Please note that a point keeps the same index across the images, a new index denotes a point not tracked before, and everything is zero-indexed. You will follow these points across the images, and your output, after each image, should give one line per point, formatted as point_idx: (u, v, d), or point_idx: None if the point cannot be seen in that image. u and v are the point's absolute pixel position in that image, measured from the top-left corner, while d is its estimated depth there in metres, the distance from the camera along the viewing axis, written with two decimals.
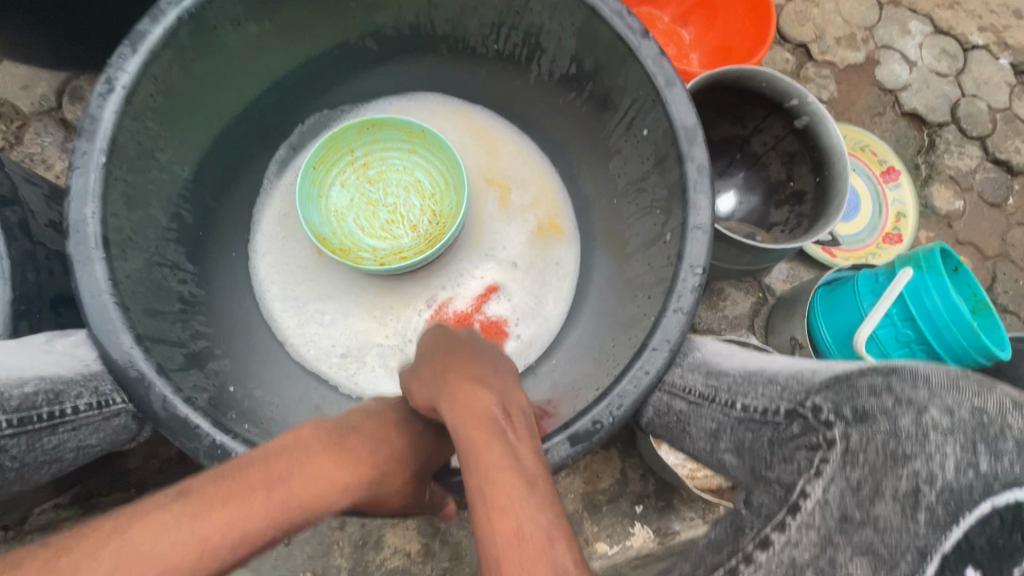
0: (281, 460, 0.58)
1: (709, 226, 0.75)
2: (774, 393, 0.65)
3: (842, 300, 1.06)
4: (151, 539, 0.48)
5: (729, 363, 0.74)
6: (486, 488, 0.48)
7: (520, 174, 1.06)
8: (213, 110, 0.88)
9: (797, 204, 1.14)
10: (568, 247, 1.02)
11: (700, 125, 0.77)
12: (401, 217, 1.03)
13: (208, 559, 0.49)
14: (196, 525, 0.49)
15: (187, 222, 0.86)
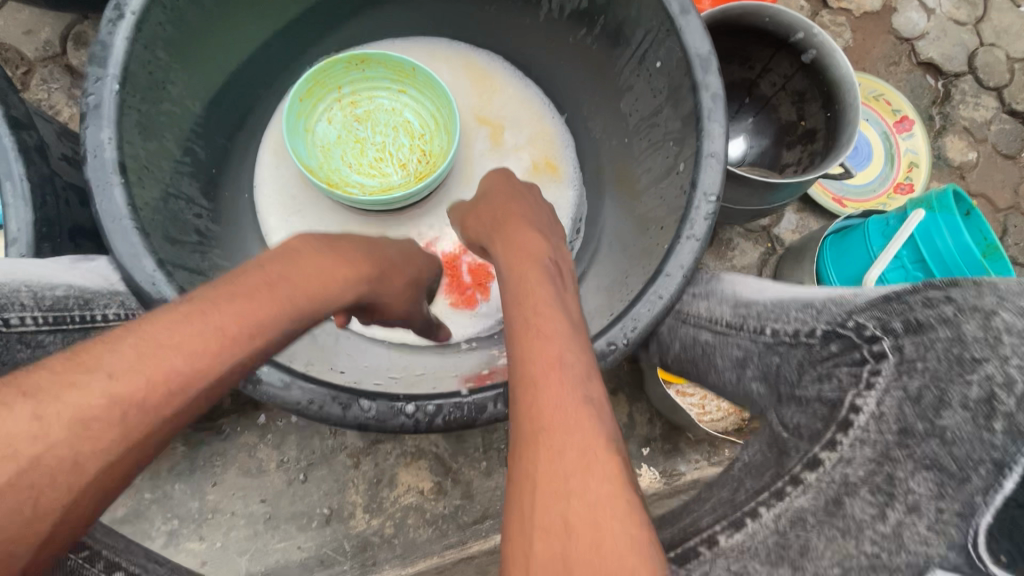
0: (275, 265, 0.62)
1: (723, 152, 0.74)
2: (809, 315, 0.66)
3: (852, 245, 1.06)
4: (147, 360, 0.50)
5: (761, 296, 0.74)
6: (542, 375, 0.58)
7: (514, 115, 1.08)
8: (222, 45, 0.86)
9: (809, 142, 1.14)
10: (564, 186, 1.06)
11: (715, 53, 0.76)
12: (390, 156, 1.05)
13: (228, 346, 0.53)
14: (198, 339, 0.52)
15: (199, 157, 0.86)
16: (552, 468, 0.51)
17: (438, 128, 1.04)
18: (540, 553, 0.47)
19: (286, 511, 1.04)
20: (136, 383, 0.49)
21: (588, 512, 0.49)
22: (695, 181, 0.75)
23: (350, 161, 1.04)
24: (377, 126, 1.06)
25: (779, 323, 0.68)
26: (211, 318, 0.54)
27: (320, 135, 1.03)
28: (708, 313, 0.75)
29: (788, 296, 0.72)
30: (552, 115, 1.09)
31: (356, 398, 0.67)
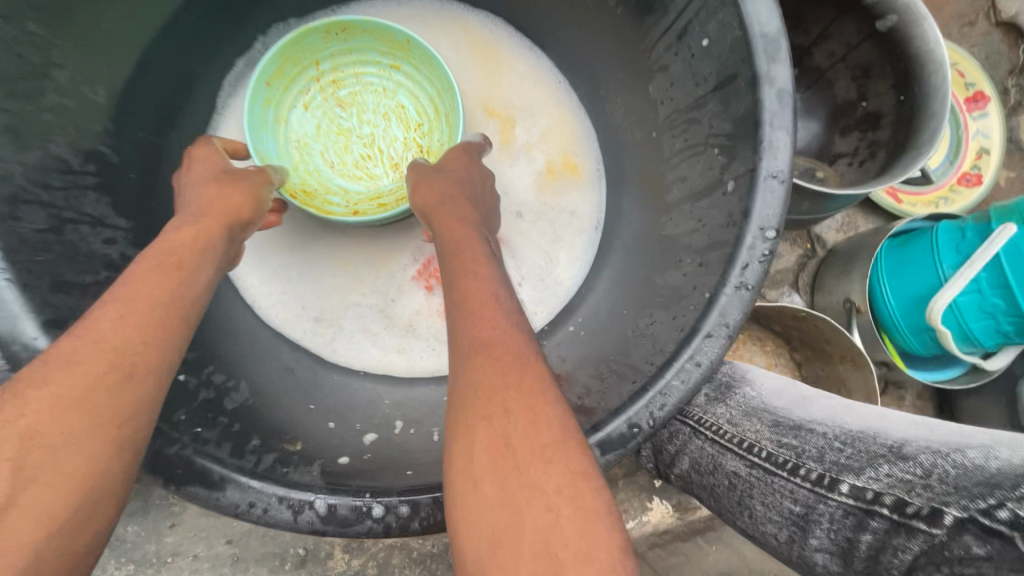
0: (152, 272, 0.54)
1: (788, 174, 0.57)
2: (848, 450, 0.46)
3: (916, 257, 0.90)
4: (108, 351, 0.47)
5: (810, 415, 0.53)
6: (535, 468, 0.43)
7: (526, 101, 0.90)
8: (132, 10, 0.66)
9: (872, 129, 0.94)
10: (587, 193, 0.87)
11: (786, 33, 0.57)
12: (380, 151, 0.85)
13: (124, 360, 0.47)
14: (128, 382, 0.46)
15: (110, 160, 0.67)
16: (486, 416, 0.47)
17: (439, 120, 0.84)
18: (488, 491, 0.43)
19: (256, 551, 0.93)
20: (101, 371, 0.45)
21: (532, 445, 0.45)
22: (746, 211, 0.58)
23: (332, 158, 0.85)
24: (365, 115, 0.87)
25: (816, 461, 0.47)
26: (153, 295, 0.52)
27: (296, 125, 0.84)
28: (711, 420, 0.56)
29: (827, 419, 0.51)
30: (572, 99, 0.90)
31: (311, 497, 0.52)
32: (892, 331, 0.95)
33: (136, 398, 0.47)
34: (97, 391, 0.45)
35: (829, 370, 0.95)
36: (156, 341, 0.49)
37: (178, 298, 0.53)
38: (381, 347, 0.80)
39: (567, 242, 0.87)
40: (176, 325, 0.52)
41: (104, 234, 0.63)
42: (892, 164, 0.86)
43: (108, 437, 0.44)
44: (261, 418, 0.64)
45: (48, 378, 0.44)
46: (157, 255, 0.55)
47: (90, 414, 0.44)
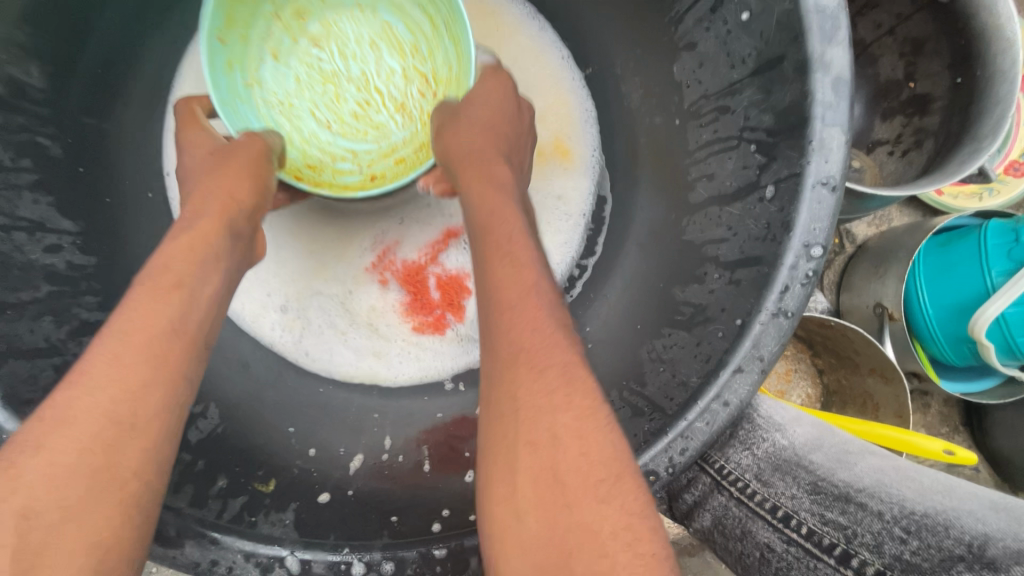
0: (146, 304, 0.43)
1: (841, 181, 0.49)
2: (913, 544, 0.40)
3: (961, 261, 0.81)
4: (102, 405, 0.39)
5: (853, 479, 0.48)
6: (582, 508, 0.35)
7: (520, 74, 0.80)
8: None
9: (920, 113, 0.84)
10: (579, 180, 0.80)
11: (847, 7, 0.47)
12: (377, 91, 0.73)
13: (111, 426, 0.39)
14: (103, 443, 0.38)
15: (51, 152, 0.58)
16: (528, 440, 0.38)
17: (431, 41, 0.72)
18: (533, 528, 0.35)
19: None
20: (97, 429, 0.38)
21: (584, 477, 0.36)
22: (788, 223, 0.50)
23: (324, 112, 0.73)
24: (350, 50, 0.73)
25: (871, 551, 0.42)
26: (149, 322, 0.43)
27: (272, 84, 0.71)
28: (736, 474, 0.53)
29: (881, 489, 0.46)
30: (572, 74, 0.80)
31: (282, 553, 0.46)
32: (927, 340, 0.87)
33: (145, 454, 0.39)
34: (98, 457, 0.37)
35: (854, 380, 0.89)
36: (164, 383, 0.42)
37: (182, 323, 0.44)
38: (356, 351, 0.71)
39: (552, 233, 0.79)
40: (184, 361, 0.43)
41: (46, 242, 0.55)
42: (939, 161, 0.77)
43: (116, 506, 0.37)
44: (229, 449, 0.57)
45: (40, 443, 0.37)
46: (145, 273, 0.46)
47: (87, 492, 0.37)
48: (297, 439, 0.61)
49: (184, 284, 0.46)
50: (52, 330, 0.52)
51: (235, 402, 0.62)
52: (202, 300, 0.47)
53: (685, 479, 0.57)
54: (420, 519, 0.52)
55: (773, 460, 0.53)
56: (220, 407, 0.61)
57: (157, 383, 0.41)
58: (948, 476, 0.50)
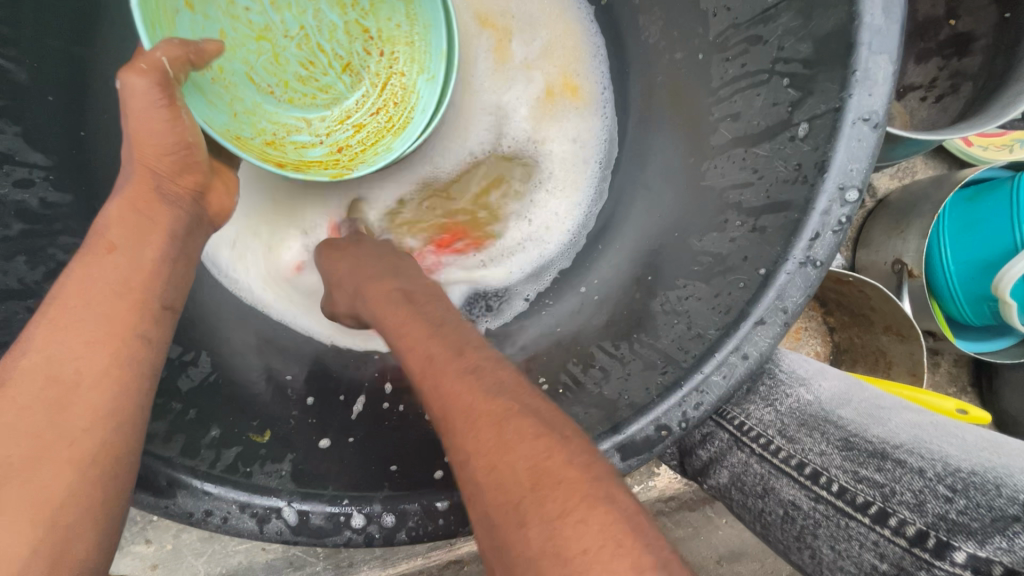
0: (109, 278, 0.42)
1: (884, 116, 0.44)
2: (960, 503, 0.38)
3: (989, 216, 0.77)
4: (42, 366, 0.38)
5: (885, 436, 0.46)
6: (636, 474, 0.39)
7: (524, 4, 0.74)
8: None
9: (958, 55, 0.77)
10: (591, 119, 0.76)
11: None
12: (322, 51, 0.64)
13: (77, 391, 0.38)
14: (66, 408, 0.37)
15: (12, 77, 0.52)
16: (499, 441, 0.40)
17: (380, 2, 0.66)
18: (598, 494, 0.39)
19: None
20: (48, 402, 0.37)
21: None
22: (823, 163, 0.46)
23: (263, 75, 0.61)
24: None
25: (911, 510, 0.40)
26: (86, 288, 0.41)
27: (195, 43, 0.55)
28: (757, 430, 0.52)
29: (921, 447, 0.44)
30: (576, 3, 0.74)
31: (279, 504, 0.45)
32: (946, 298, 0.84)
33: (93, 406, 0.38)
34: (41, 415, 0.36)
35: (867, 339, 0.86)
36: (108, 341, 0.40)
37: (128, 286, 0.43)
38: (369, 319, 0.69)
39: (567, 176, 0.76)
40: (130, 320, 0.42)
41: (14, 176, 0.51)
42: (978, 106, 0.71)
43: (63, 460, 0.35)
44: (221, 397, 0.55)
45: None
46: (87, 246, 0.44)
47: (34, 447, 0.35)
48: (293, 389, 0.59)
49: (121, 247, 0.44)
50: (26, 272, 0.49)
51: (226, 350, 0.60)
52: (148, 264, 0.45)
53: (700, 435, 0.56)
54: (420, 468, 0.50)
55: (798, 415, 0.52)
56: (211, 355, 0.58)
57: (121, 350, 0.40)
58: (990, 433, 0.49)
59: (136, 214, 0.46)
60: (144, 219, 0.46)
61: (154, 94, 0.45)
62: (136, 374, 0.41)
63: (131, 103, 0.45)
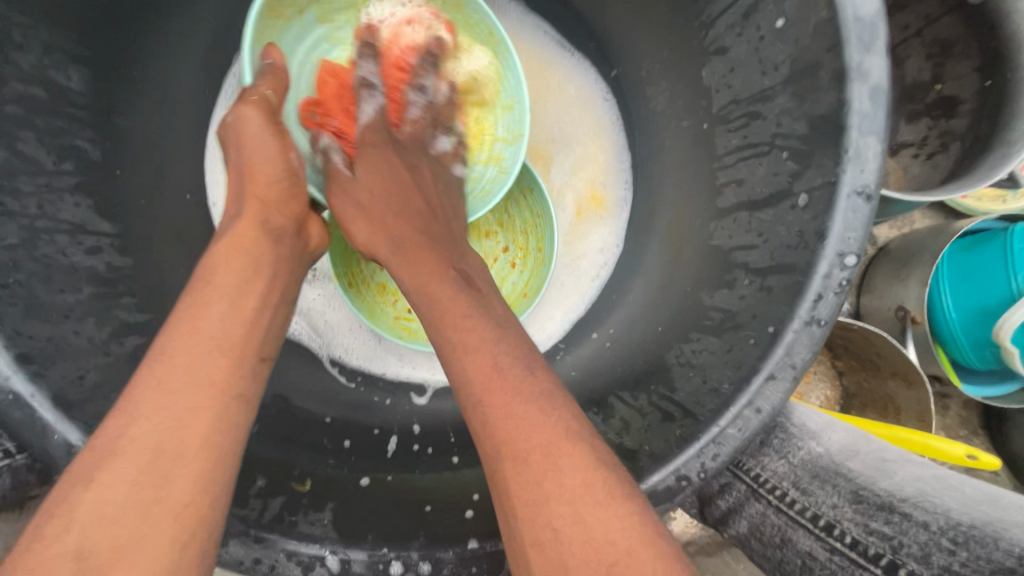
0: (192, 342, 0.44)
1: (875, 190, 0.49)
2: (962, 555, 0.42)
3: (985, 265, 0.81)
4: (150, 436, 0.39)
5: (896, 487, 0.50)
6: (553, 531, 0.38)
7: (564, 129, 0.81)
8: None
9: (945, 116, 0.83)
10: (614, 226, 0.79)
11: (885, 17, 0.48)
12: (507, 265, 0.80)
13: (170, 455, 0.38)
14: (174, 473, 0.38)
15: (89, 156, 0.57)
16: (549, 439, 0.40)
17: (508, 229, 0.80)
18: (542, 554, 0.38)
19: None
20: (144, 461, 0.38)
21: None
22: (822, 232, 0.50)
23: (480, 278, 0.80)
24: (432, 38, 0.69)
25: (920, 561, 0.44)
26: (190, 343, 0.44)
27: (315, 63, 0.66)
28: (773, 481, 0.54)
29: (924, 500, 0.48)
30: (613, 127, 0.80)
31: (323, 552, 0.48)
32: (950, 343, 0.87)
33: (194, 478, 0.38)
34: (147, 491, 0.37)
35: (876, 383, 0.89)
36: (210, 404, 0.41)
37: (226, 340, 0.45)
38: (306, 312, 0.74)
39: (575, 288, 0.79)
40: (232, 381, 0.44)
41: (86, 244, 0.55)
42: (969, 165, 0.76)
43: (163, 531, 0.36)
44: (267, 448, 0.58)
45: (92, 475, 0.37)
46: (192, 290, 0.48)
47: (144, 517, 0.36)
48: (327, 438, 0.63)
49: (213, 292, 0.48)
50: (95, 332, 0.53)
51: (266, 402, 0.63)
52: (215, 314, 0.46)
53: (718, 485, 0.58)
54: (451, 513, 0.53)
55: (810, 467, 0.54)
56: (254, 407, 0.61)
57: (203, 406, 0.41)
58: (983, 484, 0.52)
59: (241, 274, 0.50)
60: (249, 257, 0.51)
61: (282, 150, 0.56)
62: (233, 442, 0.42)
63: (246, 131, 0.55)
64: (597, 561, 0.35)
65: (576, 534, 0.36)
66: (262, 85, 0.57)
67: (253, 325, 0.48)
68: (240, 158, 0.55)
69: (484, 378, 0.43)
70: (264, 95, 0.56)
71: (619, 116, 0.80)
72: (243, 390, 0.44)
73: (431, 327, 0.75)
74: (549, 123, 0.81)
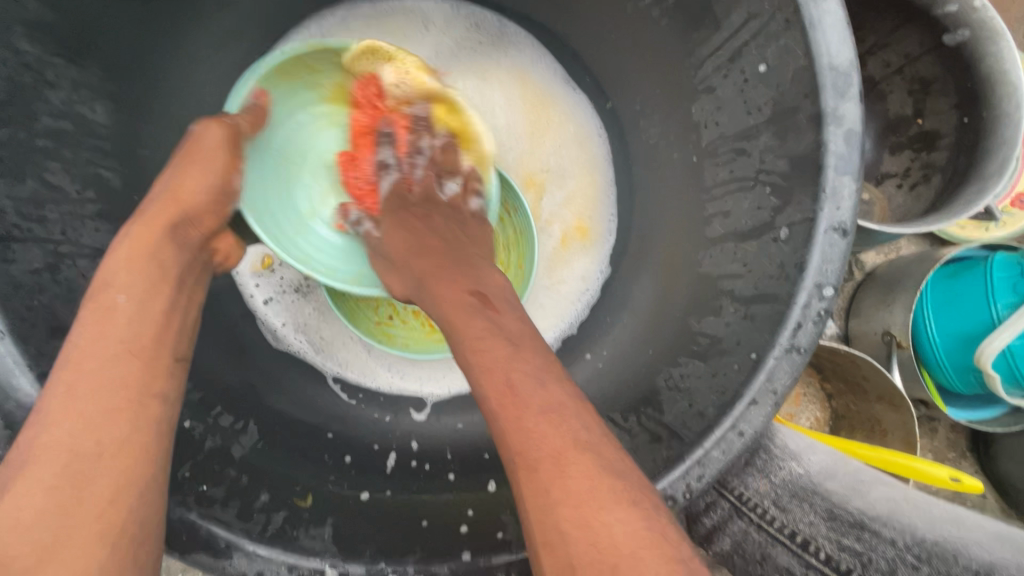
0: (96, 348, 0.46)
1: (851, 227, 0.52)
2: (924, 570, 0.45)
3: (966, 293, 0.84)
4: (65, 441, 0.41)
5: (866, 504, 0.53)
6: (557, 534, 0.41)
7: (560, 160, 0.84)
8: (123, 6, 0.59)
9: (927, 149, 0.87)
10: (596, 258, 0.83)
11: (859, 65, 0.51)
12: None
13: (85, 457, 0.42)
14: (96, 477, 0.41)
15: (109, 182, 0.61)
16: (557, 449, 0.41)
17: None
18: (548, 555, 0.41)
19: None
20: (58, 466, 0.41)
21: None
22: (800, 265, 0.53)
23: None
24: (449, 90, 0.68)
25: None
26: (95, 347, 0.46)
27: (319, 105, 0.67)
28: (755, 500, 0.55)
29: (893, 518, 0.51)
30: (606, 165, 0.84)
31: (323, 566, 0.50)
32: (934, 368, 0.90)
33: (115, 479, 0.42)
34: (64, 492, 0.40)
35: (862, 406, 0.92)
36: (126, 407, 0.44)
37: (135, 343, 0.47)
38: (302, 326, 0.77)
39: (552, 309, 0.83)
40: (143, 383, 0.46)
41: (104, 266, 0.58)
42: (948, 197, 0.79)
43: (93, 529, 0.40)
44: (271, 464, 0.60)
45: (8, 484, 0.39)
46: (90, 296, 0.49)
47: (68, 519, 0.40)
48: (329, 454, 0.65)
49: (127, 300, 0.49)
50: None
51: (270, 418, 0.65)
52: (123, 319, 0.48)
53: (703, 503, 0.59)
54: (448, 529, 0.55)
55: (790, 486, 0.56)
56: (258, 423, 0.64)
57: (120, 409, 0.44)
58: (956, 509, 0.54)
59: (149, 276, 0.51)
60: (154, 262, 0.52)
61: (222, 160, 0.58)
62: (156, 440, 0.45)
63: (207, 145, 0.58)
64: (603, 562, 0.37)
65: (581, 536, 0.38)
66: (241, 116, 0.61)
67: (165, 326, 0.50)
68: (171, 176, 0.57)
69: (499, 399, 0.45)
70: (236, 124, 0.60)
71: (614, 153, 0.83)
72: (155, 391, 0.47)
73: (416, 334, 0.79)
74: (547, 152, 0.84)
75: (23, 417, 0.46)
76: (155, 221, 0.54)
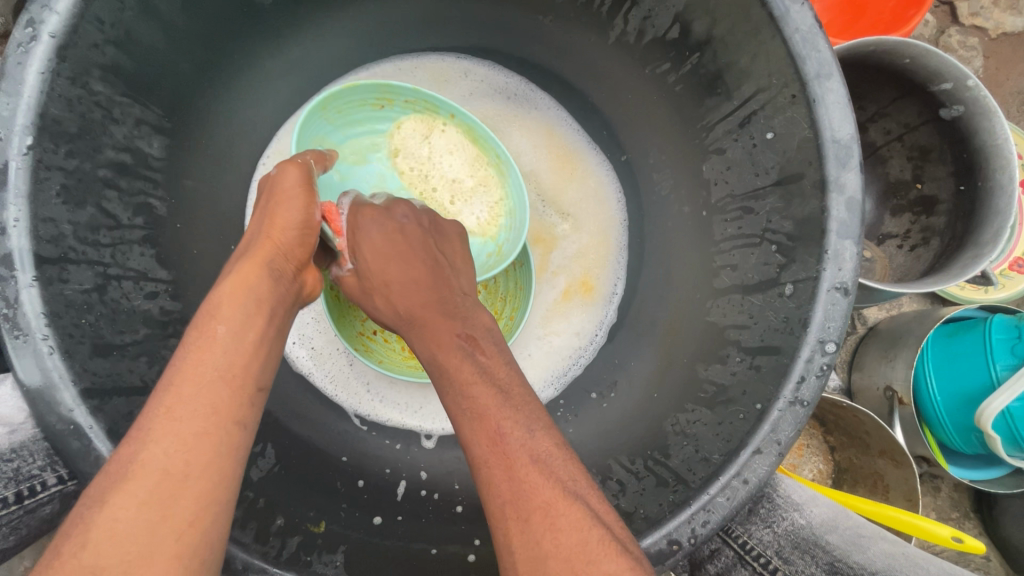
0: (194, 367, 0.44)
1: (854, 287, 0.55)
2: None
3: (965, 352, 0.86)
4: (152, 459, 0.39)
5: (870, 562, 0.54)
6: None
7: (576, 215, 0.88)
8: (185, 52, 0.65)
9: (924, 213, 0.91)
10: (597, 316, 0.86)
11: (859, 139, 0.55)
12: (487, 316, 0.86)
13: (163, 482, 0.39)
14: (172, 500, 0.38)
15: (157, 212, 0.65)
16: (547, 501, 0.41)
17: (492, 291, 0.86)
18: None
19: None
20: (147, 482, 0.38)
21: None
22: (805, 320, 0.56)
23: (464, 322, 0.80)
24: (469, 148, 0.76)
25: None
26: (199, 369, 0.44)
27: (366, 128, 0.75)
28: (759, 549, 0.57)
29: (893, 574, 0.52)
30: (620, 227, 0.87)
31: None
32: (936, 426, 0.91)
33: (192, 499, 0.39)
34: (149, 509, 0.38)
35: (865, 461, 0.92)
36: (212, 430, 0.41)
37: (228, 367, 0.45)
38: (322, 358, 0.79)
39: (546, 360, 0.84)
40: (230, 407, 0.43)
41: (146, 289, 0.62)
42: (946, 261, 0.83)
43: (164, 552, 0.37)
44: (287, 486, 0.62)
45: (103, 497, 0.38)
46: (197, 322, 0.47)
47: (144, 540, 0.37)
48: (341, 481, 0.67)
49: (226, 323, 0.47)
50: (145, 370, 0.59)
51: (288, 442, 0.67)
52: (219, 339, 0.46)
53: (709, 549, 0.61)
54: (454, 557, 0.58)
55: (792, 537, 0.58)
56: (276, 447, 0.65)
57: (204, 433, 0.41)
58: (953, 565, 0.55)
59: (247, 294, 0.49)
60: (252, 294, 0.49)
61: (302, 185, 0.57)
62: (231, 468, 0.42)
63: (282, 182, 0.56)
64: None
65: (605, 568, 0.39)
66: (307, 155, 0.61)
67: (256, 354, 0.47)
68: (264, 206, 0.55)
69: (488, 440, 0.45)
70: (307, 161, 0.59)
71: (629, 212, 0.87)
72: (246, 419, 0.44)
73: (391, 358, 0.78)
74: (560, 205, 0.88)
75: (63, 430, 0.49)
76: (256, 255, 0.52)
